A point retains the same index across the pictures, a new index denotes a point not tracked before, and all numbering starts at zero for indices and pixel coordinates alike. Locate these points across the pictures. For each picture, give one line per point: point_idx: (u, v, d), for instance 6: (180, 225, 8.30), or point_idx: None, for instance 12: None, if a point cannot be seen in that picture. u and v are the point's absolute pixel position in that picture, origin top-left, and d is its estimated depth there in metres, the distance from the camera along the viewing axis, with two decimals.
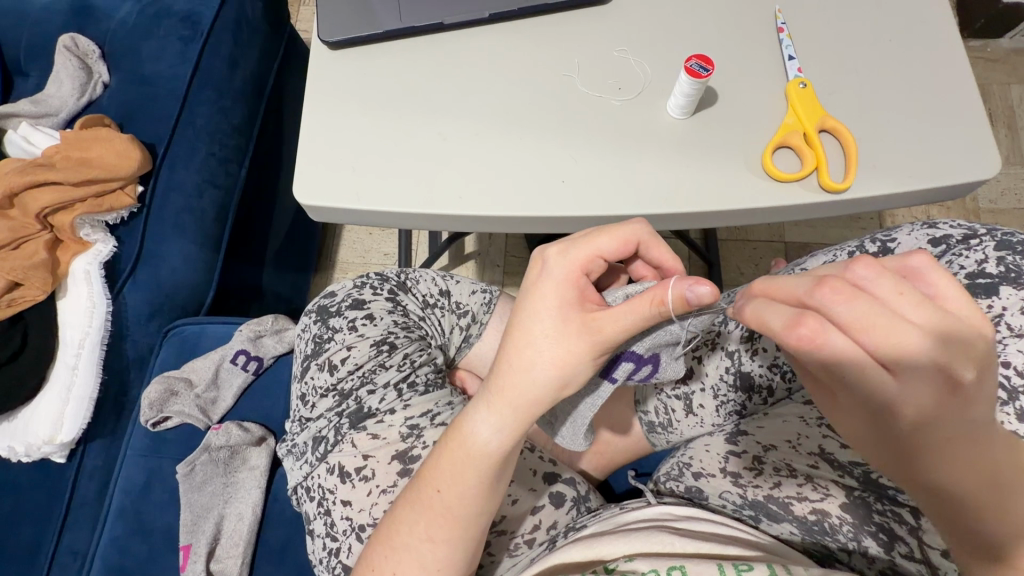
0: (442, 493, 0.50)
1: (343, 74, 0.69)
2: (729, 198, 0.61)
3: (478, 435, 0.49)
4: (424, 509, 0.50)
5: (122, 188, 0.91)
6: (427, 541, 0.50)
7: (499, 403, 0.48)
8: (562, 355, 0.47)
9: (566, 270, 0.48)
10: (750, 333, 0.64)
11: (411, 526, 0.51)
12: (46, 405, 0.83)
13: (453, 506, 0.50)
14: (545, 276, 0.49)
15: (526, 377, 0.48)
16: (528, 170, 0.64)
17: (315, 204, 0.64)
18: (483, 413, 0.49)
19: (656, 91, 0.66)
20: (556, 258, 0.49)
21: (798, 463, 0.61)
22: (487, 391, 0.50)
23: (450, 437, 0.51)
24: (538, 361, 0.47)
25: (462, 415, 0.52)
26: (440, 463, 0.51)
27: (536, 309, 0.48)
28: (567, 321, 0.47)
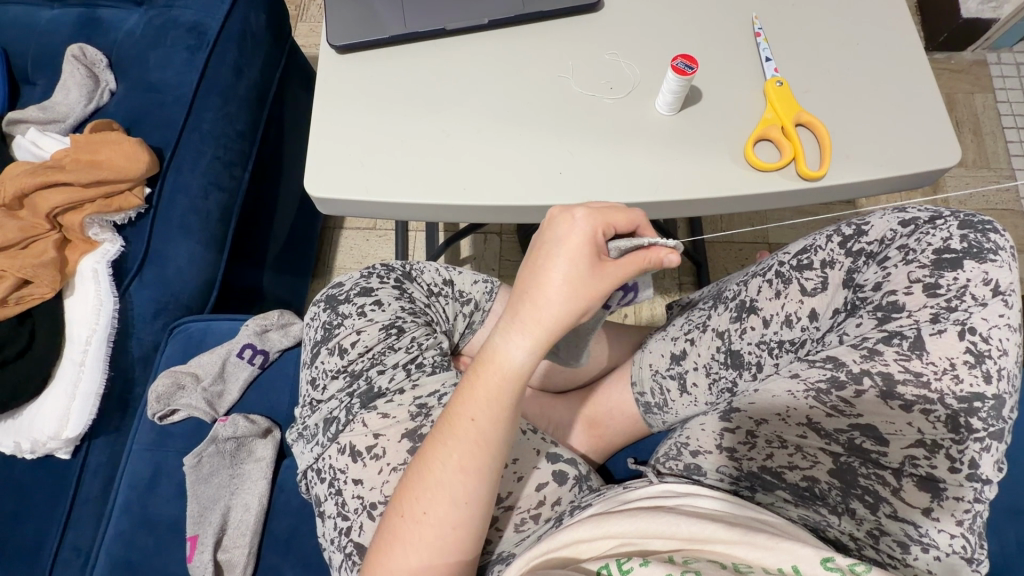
0: (474, 420, 0.53)
1: (350, 76, 0.74)
2: (715, 186, 0.66)
3: (503, 355, 0.53)
4: (454, 441, 0.53)
5: (130, 189, 0.93)
6: (459, 473, 0.52)
7: (528, 328, 0.52)
8: (580, 290, 0.51)
9: (595, 227, 0.53)
10: (738, 313, 0.69)
11: (444, 460, 0.53)
12: (52, 401, 0.84)
13: (485, 431, 0.53)
14: (575, 227, 0.53)
15: (545, 302, 0.51)
16: (528, 163, 0.68)
17: (325, 195, 0.67)
18: (507, 338, 0.53)
19: (644, 90, 0.71)
20: (587, 216, 0.54)
21: (789, 434, 0.63)
22: (516, 318, 0.53)
23: (478, 368, 0.54)
24: (557, 290, 0.51)
25: (487, 348, 0.54)
26: (465, 392, 0.53)
27: (552, 248, 0.53)
28: (585, 265, 0.52)
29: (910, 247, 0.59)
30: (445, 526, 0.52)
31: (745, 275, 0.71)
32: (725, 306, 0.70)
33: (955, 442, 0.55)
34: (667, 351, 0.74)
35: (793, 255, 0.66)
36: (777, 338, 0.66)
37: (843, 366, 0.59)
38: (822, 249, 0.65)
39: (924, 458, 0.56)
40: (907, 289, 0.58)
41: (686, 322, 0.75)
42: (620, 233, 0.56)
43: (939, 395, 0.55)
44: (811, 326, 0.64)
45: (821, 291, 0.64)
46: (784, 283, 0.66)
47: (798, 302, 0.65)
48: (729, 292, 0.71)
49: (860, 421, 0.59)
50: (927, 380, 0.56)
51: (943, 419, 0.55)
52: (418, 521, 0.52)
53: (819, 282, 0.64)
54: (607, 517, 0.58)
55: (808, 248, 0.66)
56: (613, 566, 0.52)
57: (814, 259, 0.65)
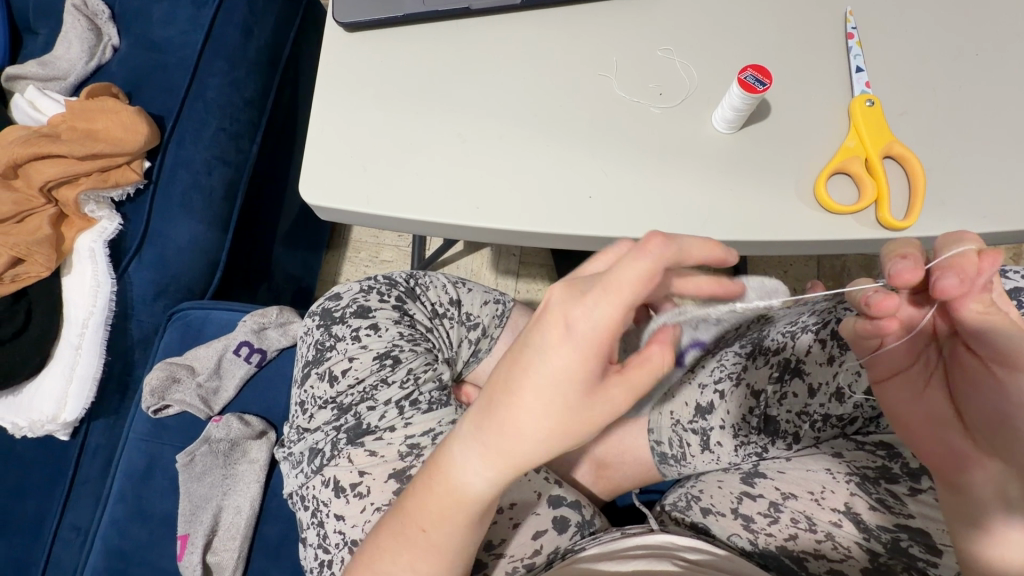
0: (426, 532, 0.45)
1: (358, 62, 0.64)
2: (774, 228, 0.55)
3: (454, 469, 0.43)
4: (406, 545, 0.46)
5: (128, 163, 0.87)
6: (413, 575, 0.46)
7: (488, 450, 0.41)
8: (557, 422, 0.40)
9: (589, 344, 0.38)
10: (780, 373, 0.60)
11: (395, 558, 0.46)
12: (50, 382, 0.83)
13: (438, 539, 0.45)
14: (562, 340, 0.39)
15: (511, 429, 0.40)
16: (554, 180, 0.58)
17: (322, 203, 0.60)
18: (468, 456, 0.42)
19: (700, 98, 0.60)
20: (583, 322, 0.38)
21: (820, 517, 0.55)
22: (474, 431, 0.42)
23: (429, 475, 0.45)
24: (538, 418, 0.40)
25: (444, 455, 0.44)
26: (421, 499, 0.46)
27: (531, 360, 0.40)
28: (564, 392, 0.39)
29: None
30: None
31: (793, 322, 0.61)
32: (766, 362, 0.61)
33: None
34: (691, 401, 0.65)
35: None
36: (822, 411, 0.57)
37: (899, 457, 0.53)
38: None
39: None
40: None
41: (719, 368, 0.64)
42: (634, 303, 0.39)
43: None
44: (865, 404, 0.55)
45: None
46: (840, 348, 0.56)
47: (853, 374, 0.55)
48: (771, 342, 0.62)
49: (910, 523, 0.51)
50: None
51: None
52: None
53: None
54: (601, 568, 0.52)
55: None
56: None
57: None
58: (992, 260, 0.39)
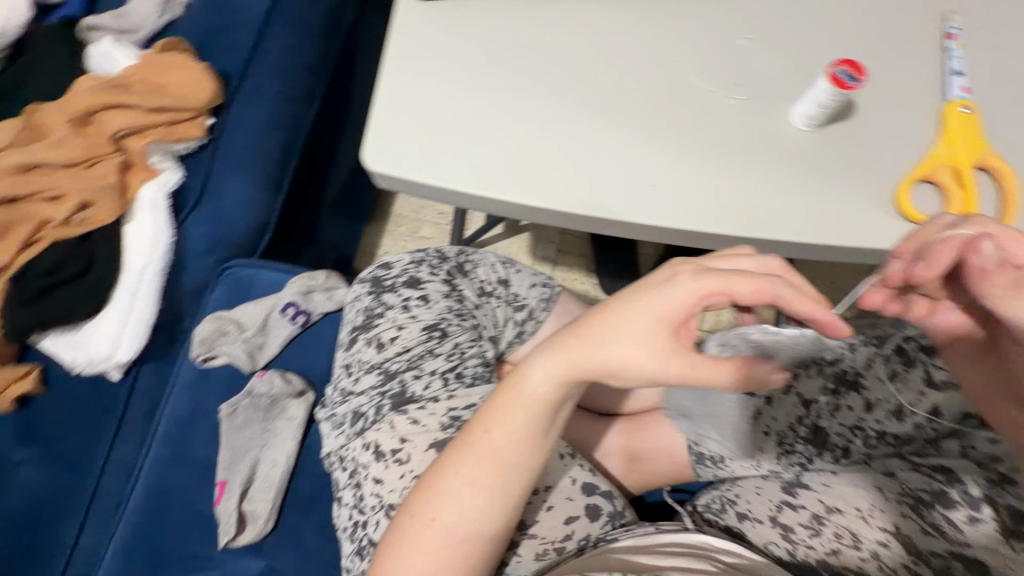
0: (490, 438, 0.46)
1: (429, 31, 0.63)
2: (848, 233, 0.53)
3: (529, 385, 0.45)
4: (467, 454, 0.46)
5: (195, 118, 0.90)
6: (470, 485, 0.46)
7: (568, 368, 0.44)
8: (628, 360, 0.41)
9: (689, 295, 0.40)
10: (836, 386, 0.58)
11: (455, 468, 0.47)
12: (106, 325, 0.86)
13: (501, 449, 0.46)
14: (661, 286, 0.41)
15: (588, 352, 0.43)
16: (620, 165, 0.57)
17: (385, 171, 0.60)
18: (541, 369, 0.45)
19: (779, 92, 0.57)
20: (688, 275, 0.41)
21: (866, 536, 0.53)
22: (556, 345, 0.45)
23: (503, 386, 0.47)
24: (616, 339, 0.42)
25: (519, 370, 0.47)
26: (489, 409, 0.47)
27: (633, 294, 0.42)
28: (650, 333, 0.41)
29: None
30: (451, 539, 0.46)
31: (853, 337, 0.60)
32: (821, 372, 0.59)
33: None
34: (736, 404, 0.63)
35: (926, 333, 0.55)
36: (877, 428, 0.55)
37: (959, 483, 0.50)
38: None
39: None
40: None
41: None
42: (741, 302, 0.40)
43: None
44: (927, 426, 0.53)
45: (953, 387, 0.51)
46: (904, 366, 0.55)
47: (917, 394, 0.53)
48: (828, 353, 0.59)
49: (965, 551, 0.48)
50: None
51: None
52: (424, 523, 0.46)
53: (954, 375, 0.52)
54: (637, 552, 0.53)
55: None
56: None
57: None
58: (976, 244, 0.42)
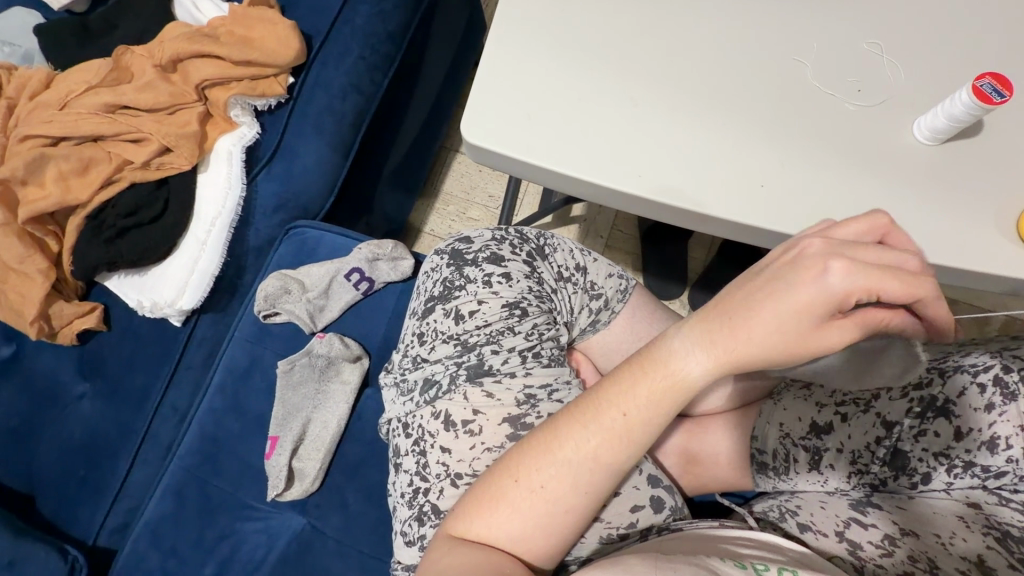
0: (626, 417, 0.46)
1: (538, 5, 0.62)
2: (964, 255, 0.51)
3: (676, 365, 0.45)
4: (595, 429, 0.47)
5: (275, 76, 0.89)
6: (590, 461, 0.46)
7: (722, 353, 0.44)
8: (788, 342, 0.42)
9: (848, 282, 0.40)
10: (923, 411, 0.57)
11: (577, 441, 0.47)
12: (173, 271, 0.88)
13: (632, 430, 0.46)
14: (818, 270, 0.40)
15: (740, 329, 0.43)
16: (727, 161, 0.56)
17: (483, 144, 0.59)
18: (691, 348, 0.45)
19: (899, 102, 0.55)
20: (843, 259, 0.40)
21: (945, 563, 0.50)
22: (707, 329, 0.45)
23: (641, 366, 0.47)
24: (771, 328, 0.42)
25: (663, 349, 0.46)
26: (623, 387, 0.47)
27: (788, 283, 0.41)
28: (807, 319, 0.41)
29: None
30: (559, 508, 0.47)
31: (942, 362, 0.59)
32: (907, 395, 0.58)
33: None
34: (808, 417, 0.63)
35: None
36: (965, 457, 0.53)
37: None
38: None
39: None
40: None
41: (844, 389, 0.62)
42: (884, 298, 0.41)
43: None
44: (1021, 461, 0.51)
45: None
46: (1004, 398, 0.52)
47: (1015, 428, 0.51)
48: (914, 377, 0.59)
49: None
50: None
51: None
52: (537, 490, 0.47)
53: None
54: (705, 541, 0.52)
55: None
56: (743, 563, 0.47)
57: None
58: None
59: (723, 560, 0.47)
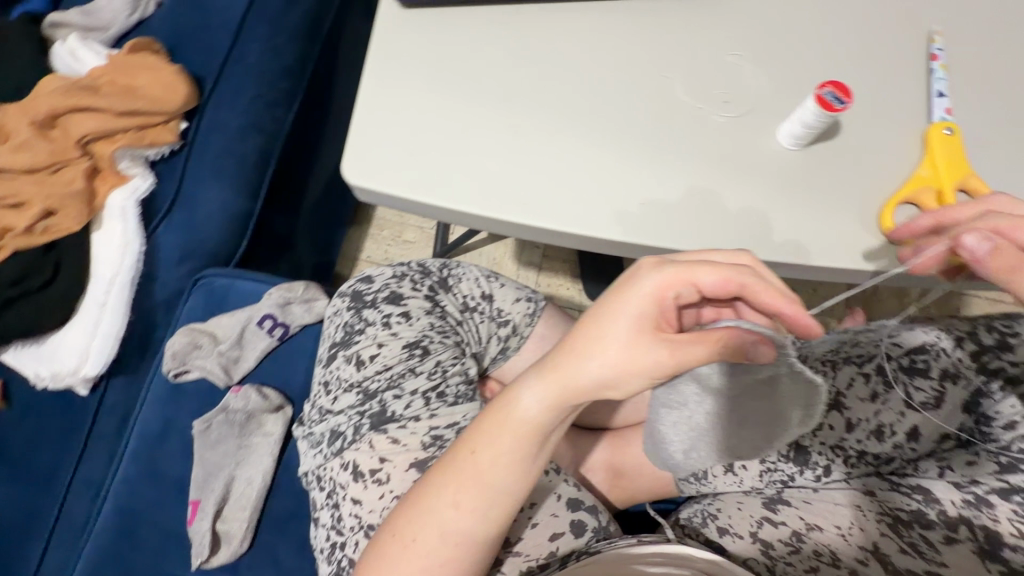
0: (477, 457, 0.46)
1: (411, 39, 0.61)
2: (832, 255, 0.53)
3: (520, 401, 0.45)
4: (449, 476, 0.46)
5: (166, 122, 0.87)
6: (453, 508, 0.45)
7: (558, 382, 0.44)
8: (617, 358, 0.42)
9: (659, 282, 0.41)
10: (819, 405, 0.58)
11: (439, 488, 0.46)
12: (73, 338, 0.83)
13: (488, 472, 0.45)
14: (631, 277, 0.43)
15: (572, 355, 0.43)
16: (606, 182, 0.56)
17: (364, 185, 0.58)
18: (530, 381, 0.45)
19: (765, 110, 0.57)
20: (654, 263, 0.43)
21: (846, 555, 0.52)
22: (547, 362, 0.45)
23: (492, 404, 0.47)
24: (601, 352, 0.42)
25: (511, 386, 0.47)
26: (477, 427, 0.47)
27: (610, 302, 0.43)
28: (631, 327, 0.42)
29: None
30: (431, 561, 0.45)
31: None
32: None
33: None
34: None
35: (905, 351, 0.55)
36: (859, 447, 0.56)
37: (936, 504, 0.51)
38: (943, 355, 0.53)
39: None
40: None
41: None
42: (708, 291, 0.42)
43: None
44: (906, 446, 0.54)
45: (931, 408, 0.52)
46: (885, 386, 0.55)
47: (897, 414, 0.54)
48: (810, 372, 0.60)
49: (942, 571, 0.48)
50: None
51: None
52: (406, 544, 0.46)
53: (932, 397, 0.52)
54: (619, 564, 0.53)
55: (926, 348, 0.54)
56: None
57: (932, 365, 0.53)
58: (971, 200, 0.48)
59: None
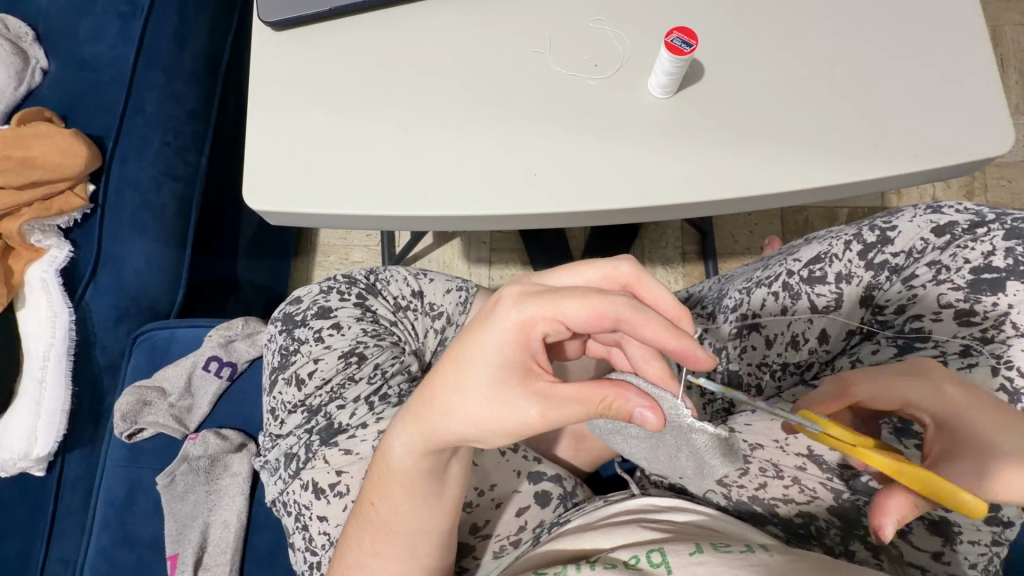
0: (376, 508, 0.50)
1: (290, 60, 0.63)
2: (718, 187, 0.57)
3: (395, 455, 0.47)
4: (364, 527, 0.50)
5: (71, 188, 0.86)
6: (375, 556, 0.50)
7: (417, 432, 0.45)
8: (486, 414, 0.42)
9: (516, 326, 0.41)
10: (740, 328, 0.61)
11: (358, 541, 0.50)
12: (18, 420, 0.82)
13: (388, 520, 0.49)
14: (488, 325, 0.42)
15: (431, 403, 0.44)
16: (498, 159, 0.58)
17: (271, 209, 0.59)
18: (397, 431, 0.47)
19: (634, 65, 0.60)
20: (513, 305, 0.42)
21: (786, 464, 0.57)
22: (409, 413, 0.46)
23: (377, 457, 0.50)
24: (458, 408, 0.43)
25: (388, 437, 0.49)
26: (371, 479, 0.50)
27: (458, 350, 0.43)
28: (496, 378, 0.41)
29: (942, 265, 0.52)
30: None
31: (748, 282, 0.63)
32: (725, 319, 0.62)
33: None
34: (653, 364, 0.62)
35: (805, 264, 0.58)
36: (780, 360, 0.58)
37: None
38: (837, 259, 0.57)
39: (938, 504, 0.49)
40: (936, 315, 0.52)
41: None
42: (579, 327, 0.42)
43: None
44: (820, 349, 0.57)
45: (834, 309, 0.56)
46: (792, 298, 0.58)
47: (806, 321, 0.57)
48: (730, 301, 0.63)
49: None
50: None
51: None
52: None
53: (832, 299, 0.56)
54: (585, 533, 0.53)
55: (822, 257, 0.57)
56: (624, 562, 0.47)
57: (828, 271, 0.57)
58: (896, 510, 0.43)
59: (593, 567, 0.46)
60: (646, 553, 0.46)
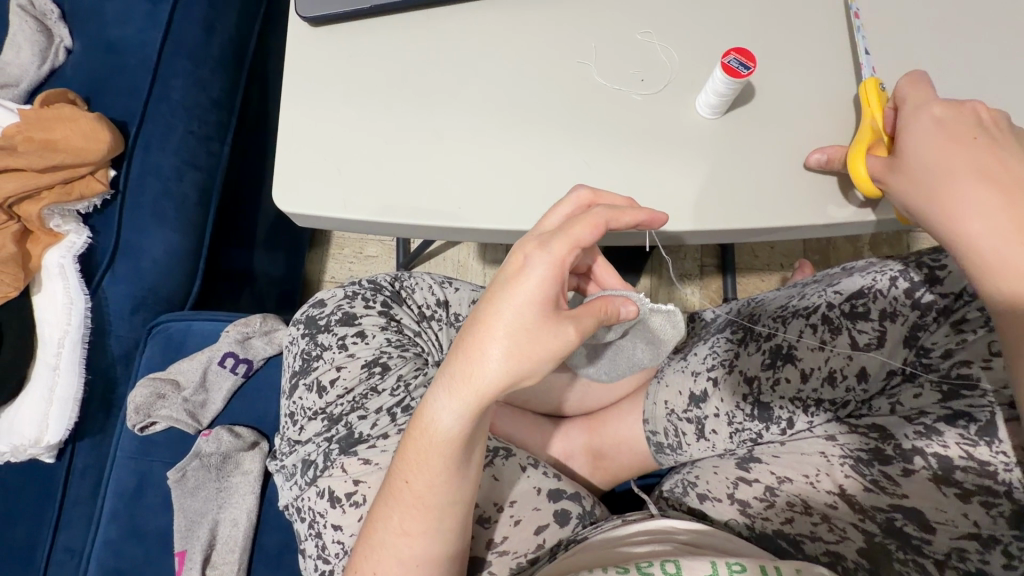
0: (411, 484, 0.47)
1: (325, 58, 0.61)
2: (762, 214, 0.55)
3: (434, 418, 0.45)
4: (396, 503, 0.48)
5: (92, 173, 0.84)
6: (403, 536, 0.48)
7: (463, 393, 0.43)
8: (524, 349, 0.42)
9: (552, 265, 0.43)
10: (772, 359, 0.59)
11: (387, 522, 0.49)
12: (30, 406, 0.81)
13: (422, 494, 0.47)
14: (524, 271, 0.43)
15: (474, 357, 0.43)
16: (537, 173, 0.57)
17: (300, 210, 0.57)
18: (439, 396, 0.45)
19: (682, 83, 0.58)
20: (542, 247, 0.43)
21: (816, 500, 0.56)
22: (448, 373, 0.44)
23: (411, 429, 0.48)
24: (499, 352, 0.42)
25: (423, 402, 0.47)
26: (406, 451, 0.48)
27: (498, 297, 0.43)
28: (534, 315, 0.42)
29: None
30: None
31: (783, 310, 0.62)
32: (758, 348, 0.61)
33: (1017, 539, 0.46)
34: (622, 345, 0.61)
35: (846, 297, 0.57)
36: (815, 395, 0.56)
37: (891, 439, 0.52)
38: (882, 295, 0.55)
39: (975, 552, 0.47)
40: (986, 362, 0.48)
41: (710, 354, 0.66)
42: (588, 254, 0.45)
43: (1005, 487, 0.46)
44: (858, 387, 0.54)
45: (876, 347, 0.54)
46: (831, 332, 0.56)
47: (845, 357, 0.55)
48: (763, 329, 0.62)
49: (904, 502, 0.51)
50: (993, 470, 0.47)
51: (1007, 515, 0.46)
52: None
53: (874, 337, 0.54)
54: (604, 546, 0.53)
55: (865, 292, 0.56)
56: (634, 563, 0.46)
57: (871, 307, 0.55)
58: None
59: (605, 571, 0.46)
60: (659, 560, 0.46)
